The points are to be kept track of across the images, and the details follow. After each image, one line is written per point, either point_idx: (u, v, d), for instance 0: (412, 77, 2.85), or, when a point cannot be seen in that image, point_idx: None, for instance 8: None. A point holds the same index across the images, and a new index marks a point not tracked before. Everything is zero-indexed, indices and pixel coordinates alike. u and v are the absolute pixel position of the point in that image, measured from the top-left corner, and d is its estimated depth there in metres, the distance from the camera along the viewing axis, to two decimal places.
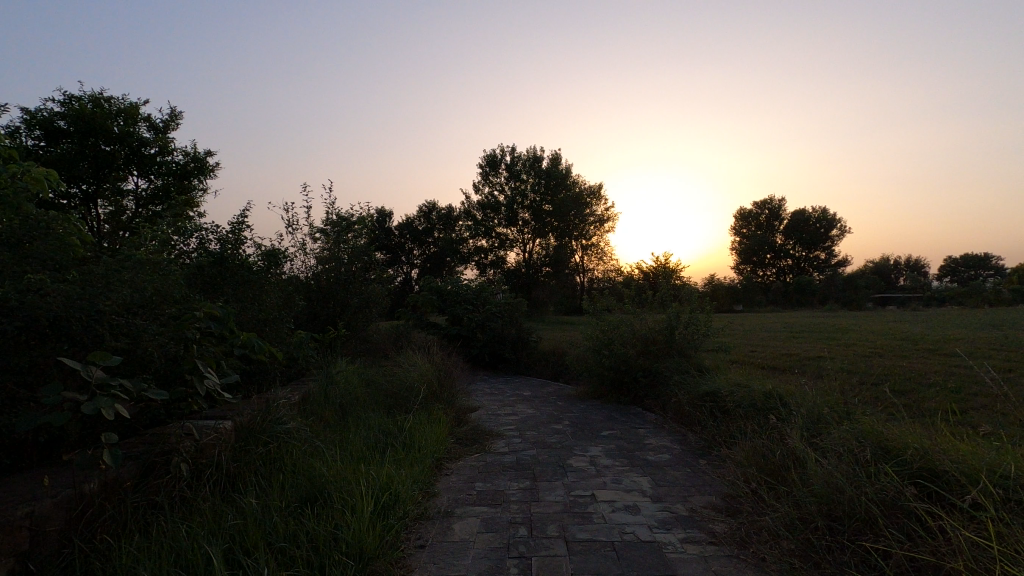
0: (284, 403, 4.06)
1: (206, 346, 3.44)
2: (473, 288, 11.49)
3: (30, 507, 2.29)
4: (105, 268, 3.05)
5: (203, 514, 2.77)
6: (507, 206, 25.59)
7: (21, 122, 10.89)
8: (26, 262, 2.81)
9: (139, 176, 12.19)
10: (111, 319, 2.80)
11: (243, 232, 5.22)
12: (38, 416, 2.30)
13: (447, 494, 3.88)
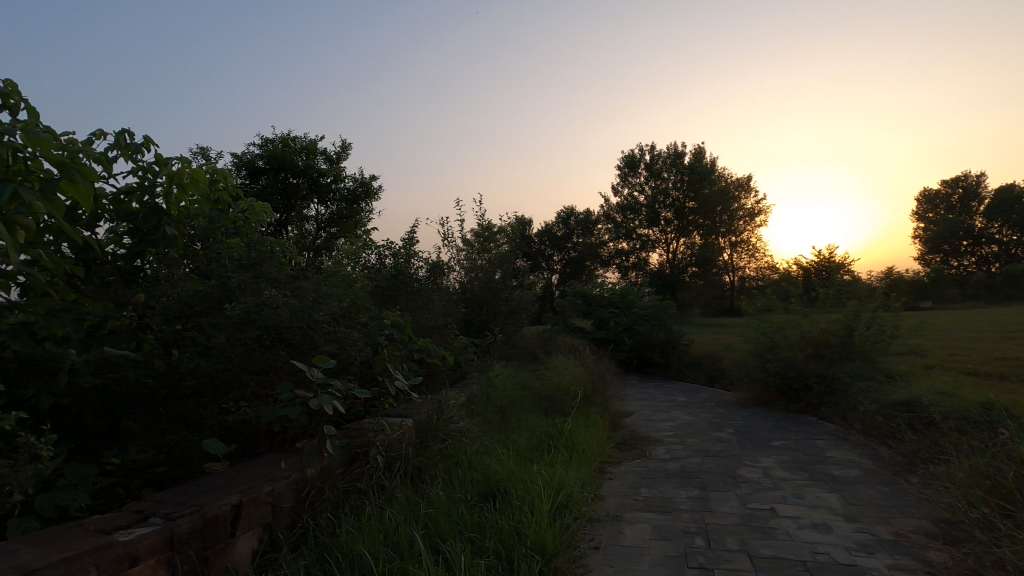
0: (455, 403, 4.36)
1: (393, 350, 3.83)
2: (619, 291, 11.35)
3: (272, 486, 2.74)
4: (314, 283, 3.55)
5: (399, 501, 3.08)
6: (648, 206, 24.91)
7: (233, 165, 13.11)
8: (259, 281, 3.37)
9: (318, 202, 13.90)
10: (324, 327, 3.25)
11: (413, 247, 5.74)
12: (279, 409, 2.75)
13: (614, 498, 3.87)
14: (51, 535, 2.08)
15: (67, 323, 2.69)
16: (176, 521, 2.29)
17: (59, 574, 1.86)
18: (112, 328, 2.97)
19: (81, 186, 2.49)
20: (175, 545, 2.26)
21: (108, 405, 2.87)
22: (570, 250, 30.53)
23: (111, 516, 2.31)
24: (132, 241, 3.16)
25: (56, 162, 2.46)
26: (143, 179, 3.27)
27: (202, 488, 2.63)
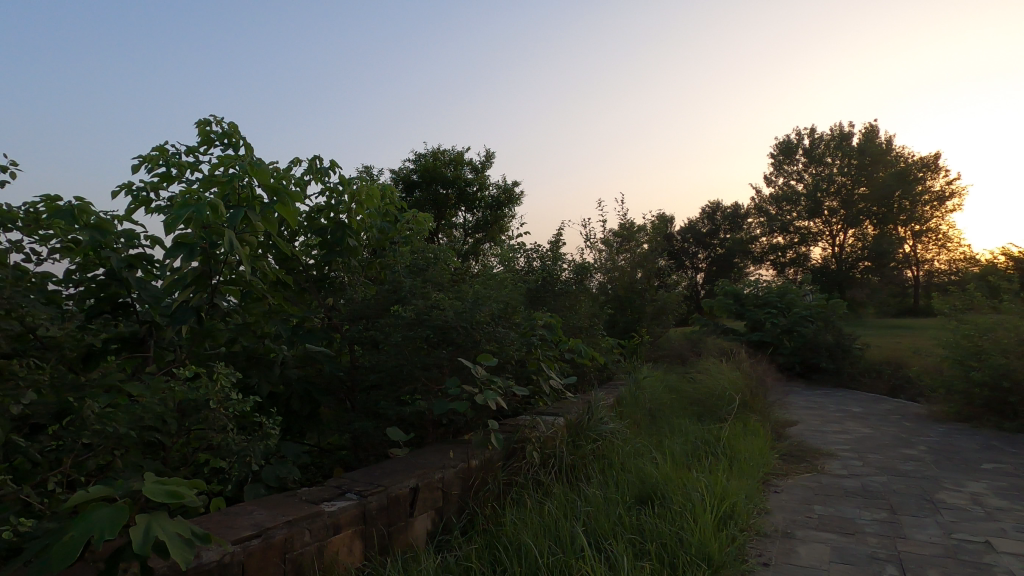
0: (605, 403, 4.36)
1: (546, 350, 3.94)
2: (776, 290, 10.45)
3: (442, 473, 2.98)
4: (473, 287, 3.79)
5: (557, 497, 3.16)
6: (807, 196, 22.58)
7: (392, 180, 14.42)
8: (426, 285, 3.68)
9: (466, 210, 14.74)
10: (484, 327, 3.46)
11: (559, 249, 5.84)
12: (448, 402, 2.98)
13: (782, 513, 3.59)
14: (274, 500, 2.47)
15: (278, 323, 3.19)
16: (367, 498, 2.59)
17: (284, 534, 2.21)
18: (310, 327, 3.44)
19: (289, 208, 2.96)
20: (367, 519, 2.56)
21: (309, 393, 3.34)
22: (716, 247, 28.75)
23: (317, 489, 2.68)
24: (322, 252, 3.64)
25: (270, 189, 2.97)
26: (328, 198, 3.76)
27: (385, 471, 2.94)
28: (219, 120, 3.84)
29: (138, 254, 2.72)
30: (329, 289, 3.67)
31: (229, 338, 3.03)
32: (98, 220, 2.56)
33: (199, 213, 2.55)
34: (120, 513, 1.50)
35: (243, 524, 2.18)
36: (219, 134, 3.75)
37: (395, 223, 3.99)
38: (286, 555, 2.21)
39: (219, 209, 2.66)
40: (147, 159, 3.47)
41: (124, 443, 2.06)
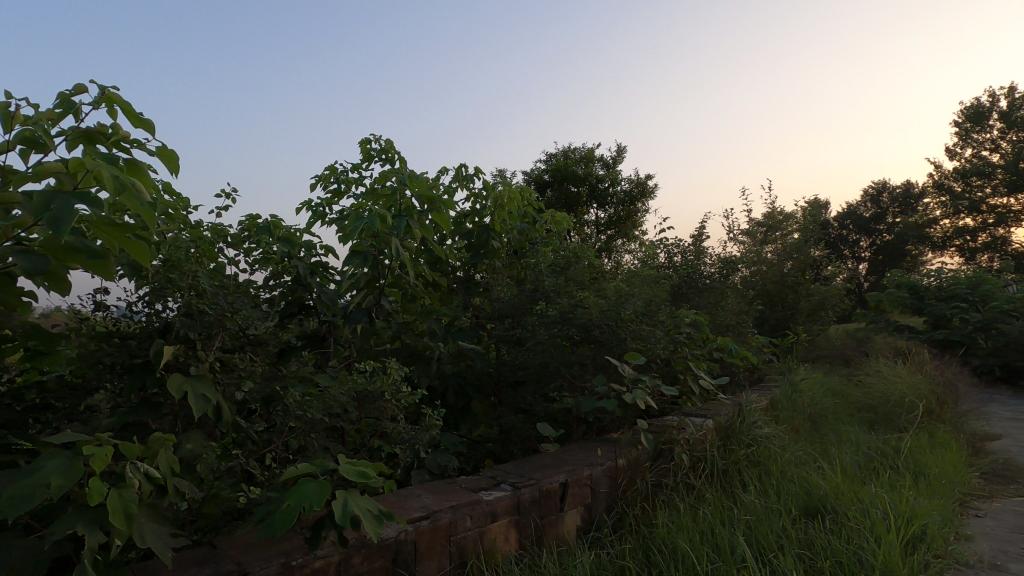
0: (758, 406, 4.07)
1: (693, 349, 3.78)
2: (966, 281, 8.97)
3: (591, 471, 2.99)
4: (616, 285, 3.76)
5: (711, 503, 3.02)
6: (1005, 168, 18.99)
7: (524, 182, 14.77)
8: (569, 283, 3.73)
9: (598, 207, 14.62)
10: (630, 325, 3.42)
11: (702, 243, 5.56)
12: (596, 400, 2.99)
13: (988, 542, 3.07)
14: (437, 486, 2.67)
15: (434, 322, 3.43)
16: (521, 490, 2.69)
17: (449, 518, 2.38)
18: (461, 326, 3.66)
19: (443, 215, 3.17)
20: (521, 510, 2.67)
21: (462, 388, 3.55)
22: (883, 233, 25.34)
23: (474, 478, 2.84)
24: (468, 255, 3.85)
25: (426, 199, 3.22)
26: (473, 204, 3.96)
27: (535, 465, 3.03)
28: (377, 138, 4.24)
29: (317, 263, 3.10)
30: (476, 290, 3.88)
31: (393, 336, 3.33)
32: (288, 234, 3.01)
33: (371, 224, 2.83)
34: (324, 488, 1.73)
35: (414, 506, 2.39)
36: (378, 151, 4.15)
37: (535, 224, 4.09)
38: (452, 537, 2.39)
39: (387, 220, 2.94)
40: (321, 178, 3.93)
41: (318, 427, 2.36)
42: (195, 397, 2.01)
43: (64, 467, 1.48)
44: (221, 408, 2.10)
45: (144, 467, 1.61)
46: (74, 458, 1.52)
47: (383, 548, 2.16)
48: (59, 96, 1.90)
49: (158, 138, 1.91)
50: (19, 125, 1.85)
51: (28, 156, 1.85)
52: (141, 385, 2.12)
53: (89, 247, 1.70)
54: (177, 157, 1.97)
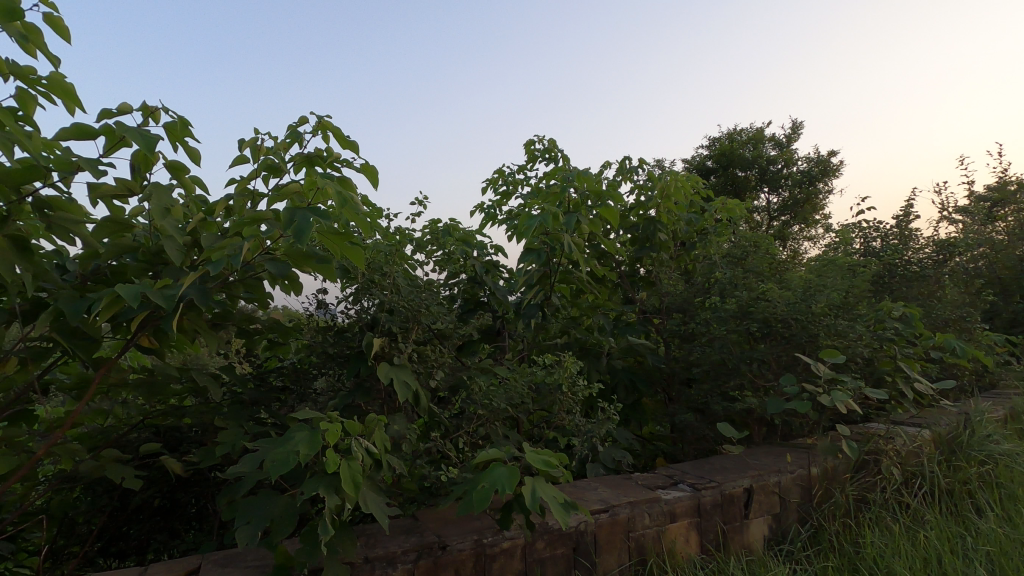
0: (993, 417, 3.39)
1: (903, 347, 3.27)
2: None
3: (779, 478, 2.76)
4: (804, 276, 3.39)
5: (933, 526, 2.59)
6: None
7: (685, 169, 14.07)
8: (748, 275, 3.46)
9: (770, 191, 13.40)
10: (824, 320, 3.07)
11: (910, 224, 4.78)
12: (786, 402, 2.73)
13: None
14: (613, 481, 2.66)
15: (603, 317, 3.43)
16: (702, 492, 2.57)
17: (627, 513, 2.37)
18: (629, 320, 3.62)
19: (611, 209, 3.14)
20: (702, 513, 2.55)
21: (633, 383, 3.50)
22: None
23: (651, 476, 2.77)
24: (633, 249, 3.76)
25: (595, 194, 3.22)
26: (638, 196, 3.85)
27: (715, 467, 2.88)
28: (540, 138, 4.37)
29: (490, 261, 3.29)
30: (643, 283, 3.79)
31: (563, 330, 3.39)
32: (465, 235, 3.23)
33: (545, 222, 2.85)
34: (514, 474, 1.83)
35: (593, 498, 2.42)
36: (542, 151, 4.28)
37: (705, 213, 3.87)
38: (631, 533, 2.37)
39: (559, 218, 2.96)
40: (491, 181, 4.16)
41: (501, 415, 2.51)
42: (399, 383, 2.26)
43: (307, 438, 1.76)
44: (419, 394, 2.33)
45: (365, 442, 1.86)
46: (315, 431, 1.81)
47: (564, 536, 2.23)
48: (288, 129, 2.28)
49: (362, 157, 2.18)
50: (264, 155, 2.25)
51: (269, 180, 2.25)
52: (355, 372, 2.44)
53: (318, 253, 2.00)
54: (377, 171, 2.23)
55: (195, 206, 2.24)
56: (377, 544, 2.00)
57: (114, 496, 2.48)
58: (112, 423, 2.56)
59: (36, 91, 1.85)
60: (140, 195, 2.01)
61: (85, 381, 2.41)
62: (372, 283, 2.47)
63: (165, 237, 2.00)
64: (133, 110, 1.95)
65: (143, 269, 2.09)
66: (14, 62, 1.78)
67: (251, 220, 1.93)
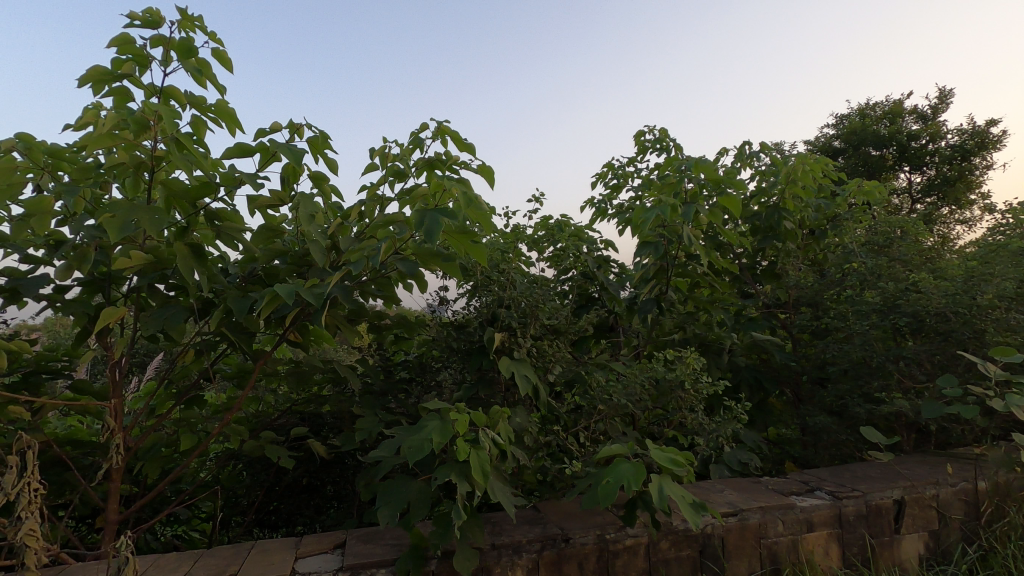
0: None
1: None
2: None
3: (937, 490, 2.47)
4: (963, 264, 3.00)
5: None
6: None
7: (809, 152, 12.95)
8: (893, 264, 3.12)
9: (912, 170, 11.98)
10: (992, 314, 2.69)
11: None
12: (945, 406, 2.43)
13: None
14: (741, 484, 2.54)
15: (723, 312, 3.26)
16: (843, 501, 2.37)
17: (759, 519, 2.24)
18: (752, 315, 3.40)
19: (733, 197, 2.96)
20: (844, 524, 2.35)
21: (759, 382, 3.29)
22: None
23: (783, 481, 2.60)
24: (755, 238, 3.53)
25: (715, 182, 3.04)
26: (760, 182, 3.59)
27: (857, 475, 2.64)
28: (650, 129, 4.25)
29: (602, 257, 3.26)
30: (766, 275, 3.54)
31: (680, 326, 3.27)
32: (577, 230, 3.22)
33: (662, 214, 2.75)
34: (640, 471, 1.80)
35: (720, 501, 2.32)
36: (652, 142, 4.15)
37: (838, 198, 3.54)
38: (762, 540, 2.24)
39: (676, 209, 2.85)
40: (599, 175, 4.11)
41: (620, 411, 2.49)
42: (521, 377, 2.32)
43: (439, 427, 1.86)
44: (539, 388, 2.37)
45: (491, 433, 1.93)
46: (445, 420, 1.91)
47: (690, 538, 2.16)
48: (410, 135, 2.41)
49: (478, 158, 2.26)
50: (390, 162, 2.41)
51: (395, 185, 2.40)
52: (477, 366, 2.54)
53: (443, 252, 2.11)
54: (493, 171, 2.29)
55: (332, 212, 2.45)
56: (503, 532, 2.06)
57: (269, 473, 2.78)
58: (265, 407, 2.88)
59: (207, 117, 2.13)
60: (289, 204, 2.24)
61: (244, 371, 2.73)
62: (492, 281, 2.55)
63: (310, 241, 2.20)
64: (282, 128, 2.17)
65: (292, 271, 2.32)
66: (190, 93, 2.06)
67: (384, 223, 2.07)
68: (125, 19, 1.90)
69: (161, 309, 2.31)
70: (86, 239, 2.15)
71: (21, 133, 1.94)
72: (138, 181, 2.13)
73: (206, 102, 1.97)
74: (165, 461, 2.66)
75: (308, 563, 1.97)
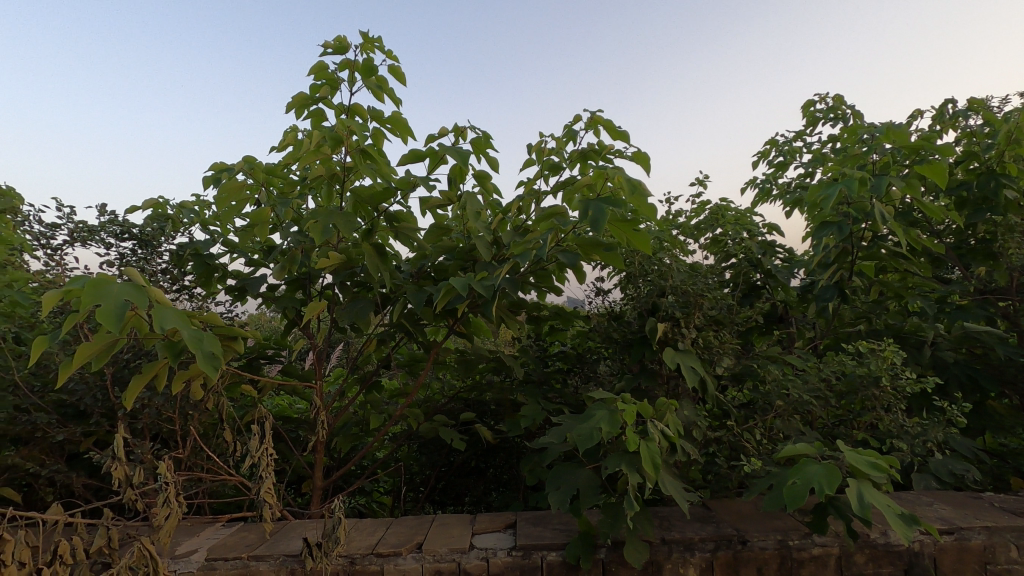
0: None
1: None
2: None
3: None
4: None
5: None
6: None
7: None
8: None
9: None
10: None
11: None
12: None
13: None
14: (955, 499, 2.18)
15: (923, 299, 2.82)
16: None
17: (985, 541, 1.91)
18: (961, 302, 2.90)
19: (939, 163, 2.53)
20: None
21: (974, 381, 2.80)
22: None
23: (1013, 499, 2.19)
24: (964, 213, 2.99)
25: (910, 149, 2.61)
26: (968, 145, 3.03)
27: None
28: (821, 97, 3.82)
29: (768, 242, 3.00)
30: (979, 256, 2.99)
31: (866, 315, 2.90)
32: (739, 214, 3.00)
33: (849, 189, 2.44)
34: (834, 473, 1.63)
35: (931, 515, 2.02)
36: (824, 111, 3.73)
37: None
38: (989, 566, 1.90)
39: (865, 183, 2.51)
40: (761, 153, 3.78)
41: (800, 408, 2.27)
42: (687, 368, 2.23)
43: (607, 417, 1.85)
44: (707, 381, 2.26)
45: (660, 424, 1.88)
46: (613, 410, 1.90)
47: (893, 554, 1.91)
48: (565, 128, 2.42)
49: (634, 145, 2.20)
50: (546, 156, 2.45)
51: (551, 179, 2.44)
52: (639, 357, 2.48)
53: (604, 242, 2.10)
54: (649, 158, 2.22)
55: (493, 209, 2.56)
56: (673, 527, 2.00)
57: (442, 453, 3.01)
58: (434, 393, 3.11)
59: (385, 128, 2.35)
60: (456, 203, 2.39)
61: (417, 359, 2.98)
62: (650, 270, 2.48)
63: (476, 236, 2.33)
64: (448, 132, 2.32)
65: (460, 266, 2.48)
66: (372, 108, 2.30)
67: (546, 215, 2.12)
68: (321, 48, 2.17)
69: (351, 303, 2.60)
70: (293, 243, 2.50)
71: (246, 155, 2.31)
72: (332, 190, 2.42)
73: (386, 114, 2.18)
74: (355, 437, 3.00)
75: (484, 539, 2.09)
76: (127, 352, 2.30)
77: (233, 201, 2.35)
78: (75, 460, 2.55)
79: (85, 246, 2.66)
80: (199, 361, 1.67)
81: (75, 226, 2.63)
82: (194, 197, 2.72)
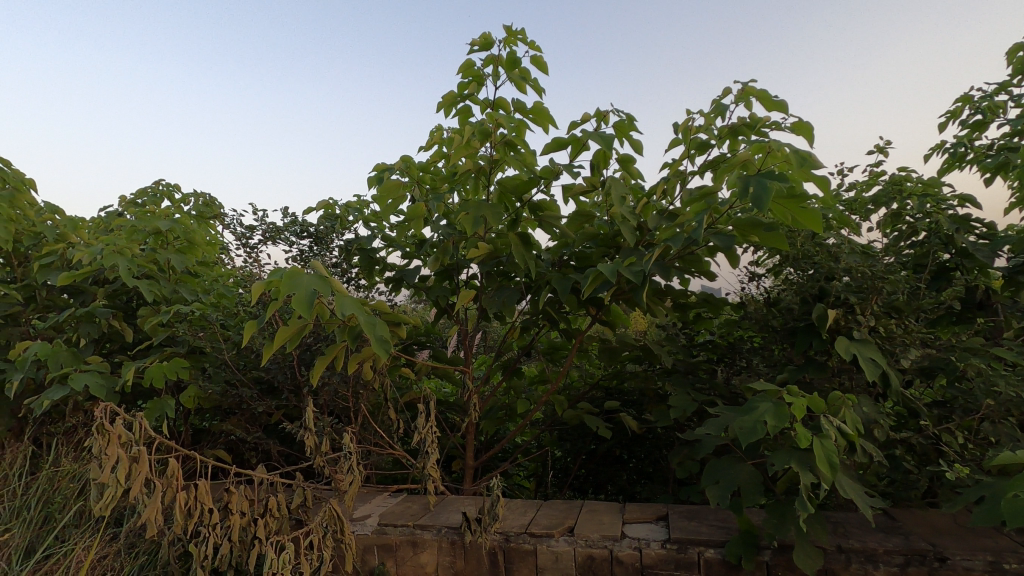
0: None
1: None
2: None
3: None
4: None
5: None
6: None
7: None
8: None
9: None
10: None
11: None
12: None
13: None
14: None
15: None
16: None
17: None
18: None
19: None
20: None
21: None
22: None
23: None
24: None
25: None
26: None
27: None
28: None
29: (963, 216, 2.54)
30: None
31: None
32: (927, 183, 2.57)
33: None
34: None
35: None
36: None
37: None
38: None
39: None
40: (952, 112, 3.24)
41: (1014, 410, 1.92)
42: (864, 360, 1.98)
43: (773, 410, 1.72)
44: (890, 375, 1.99)
45: (836, 421, 1.70)
46: (779, 403, 1.76)
47: None
48: (713, 103, 2.28)
49: (794, 114, 2.00)
50: (693, 134, 2.32)
51: (698, 158, 2.31)
52: (805, 347, 2.26)
53: (765, 221, 1.94)
54: (811, 127, 2.01)
55: (637, 193, 2.49)
56: (851, 535, 1.81)
57: (585, 440, 3.02)
58: (576, 381, 3.12)
59: (528, 119, 2.39)
60: (600, 188, 2.36)
61: (558, 347, 3.00)
62: (816, 251, 2.24)
63: (621, 221, 2.28)
64: (591, 117, 2.30)
65: (604, 252, 2.45)
66: (515, 101, 2.34)
67: (699, 196, 2.01)
68: (469, 47, 2.26)
69: (498, 291, 2.69)
70: (444, 236, 2.65)
71: (404, 155, 2.49)
72: (479, 183, 2.51)
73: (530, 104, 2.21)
74: (500, 421, 3.11)
75: (636, 528, 2.05)
76: (308, 336, 2.61)
77: (391, 199, 2.54)
78: (271, 430, 2.96)
79: (274, 244, 3.06)
80: (373, 344, 1.84)
81: (266, 227, 3.03)
82: (357, 197, 3.00)
